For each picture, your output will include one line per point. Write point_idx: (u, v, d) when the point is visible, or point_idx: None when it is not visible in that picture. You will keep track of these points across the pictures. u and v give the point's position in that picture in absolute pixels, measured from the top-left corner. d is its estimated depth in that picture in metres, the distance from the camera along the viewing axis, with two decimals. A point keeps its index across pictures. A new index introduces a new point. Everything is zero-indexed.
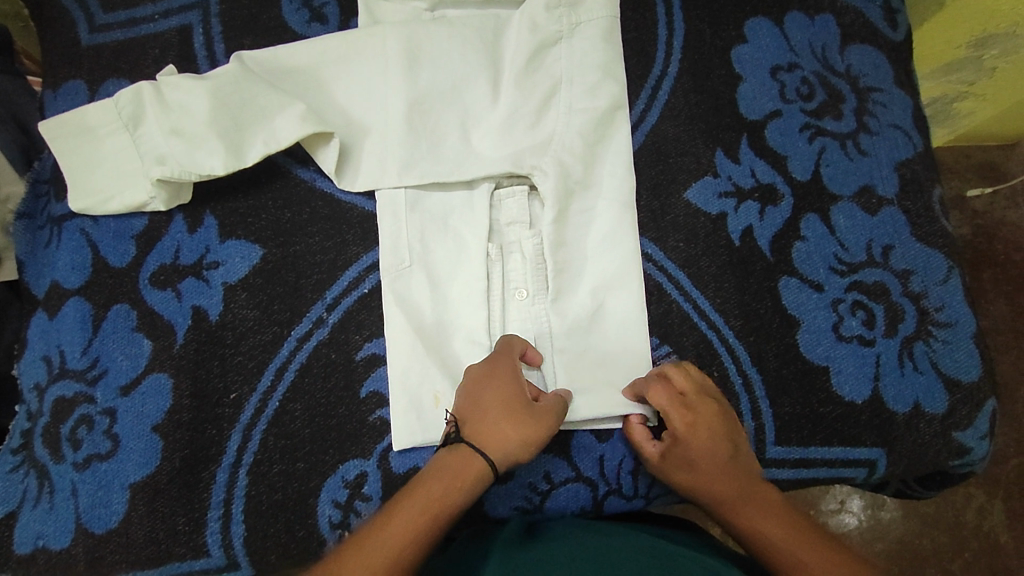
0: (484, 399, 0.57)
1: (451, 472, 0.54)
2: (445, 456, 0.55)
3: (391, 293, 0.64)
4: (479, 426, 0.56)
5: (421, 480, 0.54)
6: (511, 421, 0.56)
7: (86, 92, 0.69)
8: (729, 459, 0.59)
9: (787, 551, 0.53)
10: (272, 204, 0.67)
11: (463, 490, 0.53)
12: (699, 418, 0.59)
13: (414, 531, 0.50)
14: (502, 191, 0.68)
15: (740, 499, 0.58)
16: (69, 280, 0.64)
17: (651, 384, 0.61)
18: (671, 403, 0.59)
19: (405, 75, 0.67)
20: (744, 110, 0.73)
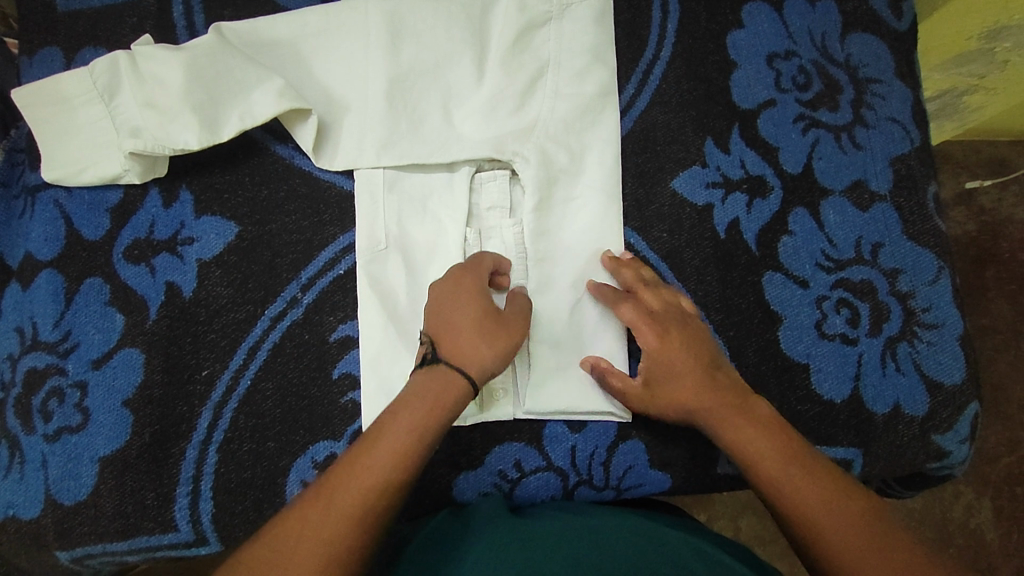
0: (455, 316, 0.56)
1: (433, 396, 0.52)
2: (421, 377, 0.54)
3: (365, 275, 0.63)
4: (454, 342, 0.55)
5: (381, 425, 0.51)
6: (484, 338, 0.55)
7: (62, 59, 0.68)
8: (710, 372, 0.58)
9: (775, 471, 0.52)
10: (249, 181, 0.66)
11: (446, 414, 0.52)
12: (672, 333, 0.59)
13: (372, 488, 0.48)
14: (484, 175, 0.67)
15: (732, 416, 0.56)
16: (42, 251, 0.64)
17: (617, 299, 0.62)
18: (640, 320, 0.60)
19: (387, 52, 0.65)
20: (737, 99, 0.71)
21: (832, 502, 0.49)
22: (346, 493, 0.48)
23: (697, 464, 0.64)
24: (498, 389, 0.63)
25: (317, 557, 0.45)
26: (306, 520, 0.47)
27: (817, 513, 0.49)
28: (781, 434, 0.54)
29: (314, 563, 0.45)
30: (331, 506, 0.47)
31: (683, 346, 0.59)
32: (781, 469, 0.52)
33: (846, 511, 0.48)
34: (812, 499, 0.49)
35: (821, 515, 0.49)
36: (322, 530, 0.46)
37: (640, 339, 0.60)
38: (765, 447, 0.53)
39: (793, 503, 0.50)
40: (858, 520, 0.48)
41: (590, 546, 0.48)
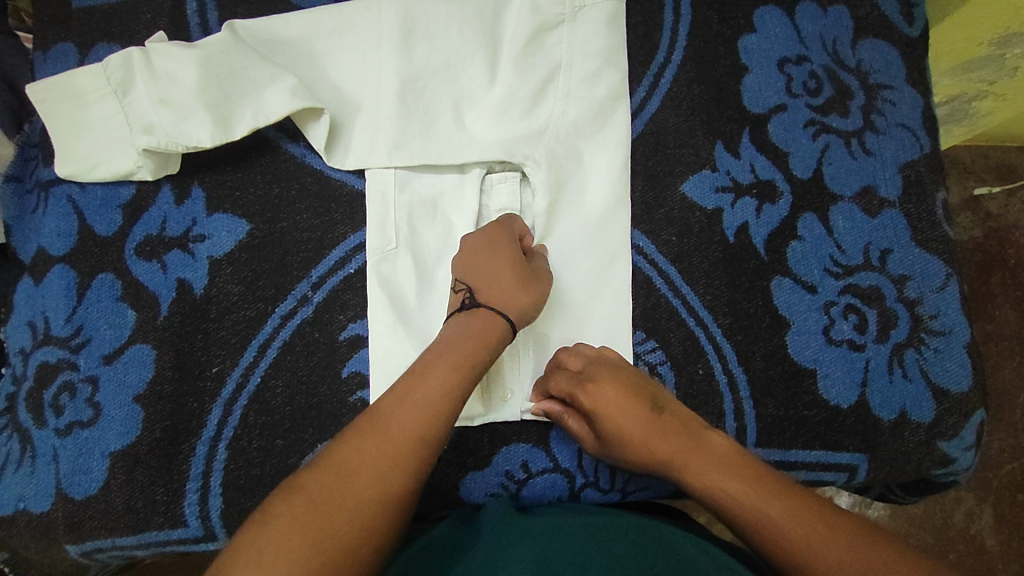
0: (486, 264, 0.59)
1: (478, 335, 0.56)
2: (465, 318, 0.57)
3: (375, 274, 0.63)
4: (490, 287, 0.58)
5: (415, 377, 0.53)
6: (517, 282, 0.59)
7: (76, 55, 0.69)
8: (651, 417, 0.57)
9: (741, 503, 0.51)
10: (260, 179, 0.66)
11: (488, 348, 0.56)
12: (596, 388, 0.58)
13: (411, 438, 0.50)
14: (496, 176, 0.67)
15: (685, 457, 0.55)
16: (54, 246, 0.64)
17: (551, 374, 0.61)
18: (573, 386, 0.59)
19: (399, 52, 0.66)
20: (747, 103, 0.71)
21: (823, 523, 0.49)
22: (383, 443, 0.49)
23: None
24: (506, 390, 0.64)
25: (355, 502, 0.46)
26: (340, 467, 0.48)
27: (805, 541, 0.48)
28: (749, 469, 0.54)
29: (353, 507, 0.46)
30: (368, 451, 0.48)
31: (616, 393, 0.58)
32: (759, 500, 0.51)
33: (840, 525, 0.49)
34: (786, 520, 0.49)
35: (809, 536, 0.48)
36: (359, 477, 0.47)
37: (578, 404, 0.59)
38: (732, 489, 0.52)
39: (777, 532, 0.49)
40: (847, 538, 0.48)
41: (592, 538, 0.50)
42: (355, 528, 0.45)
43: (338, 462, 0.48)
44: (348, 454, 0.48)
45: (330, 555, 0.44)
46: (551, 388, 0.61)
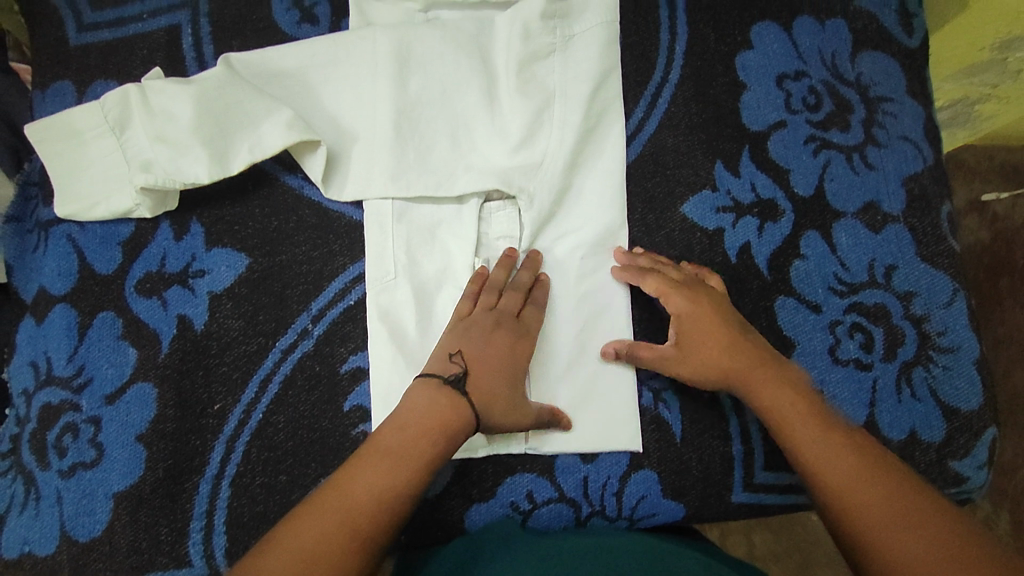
0: (496, 367, 0.58)
1: (435, 425, 0.54)
2: (445, 402, 0.54)
3: (374, 307, 0.63)
4: (484, 386, 0.56)
5: (374, 452, 0.52)
6: (512, 399, 0.58)
7: (74, 93, 0.68)
8: (735, 333, 0.59)
9: (795, 426, 0.54)
10: (258, 212, 0.66)
11: (445, 440, 0.54)
12: (699, 294, 0.61)
13: (376, 518, 0.50)
14: (495, 205, 0.67)
15: (757, 373, 0.58)
16: (54, 286, 0.64)
17: (646, 272, 0.63)
18: (667, 287, 0.62)
19: (397, 82, 0.66)
20: (746, 120, 0.71)
21: (859, 473, 0.50)
22: (351, 520, 0.49)
23: (710, 494, 0.62)
24: None
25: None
26: (304, 549, 0.47)
27: (839, 490, 0.50)
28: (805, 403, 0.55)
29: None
30: (333, 529, 0.48)
31: (710, 308, 0.61)
32: (806, 428, 0.54)
33: (874, 475, 0.50)
34: (832, 446, 0.52)
35: (846, 466, 0.51)
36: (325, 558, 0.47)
37: (669, 305, 0.62)
38: (789, 407, 0.55)
39: (818, 465, 0.51)
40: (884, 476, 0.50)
41: (596, 560, 0.49)
42: None
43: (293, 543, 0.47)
44: (309, 536, 0.48)
45: None
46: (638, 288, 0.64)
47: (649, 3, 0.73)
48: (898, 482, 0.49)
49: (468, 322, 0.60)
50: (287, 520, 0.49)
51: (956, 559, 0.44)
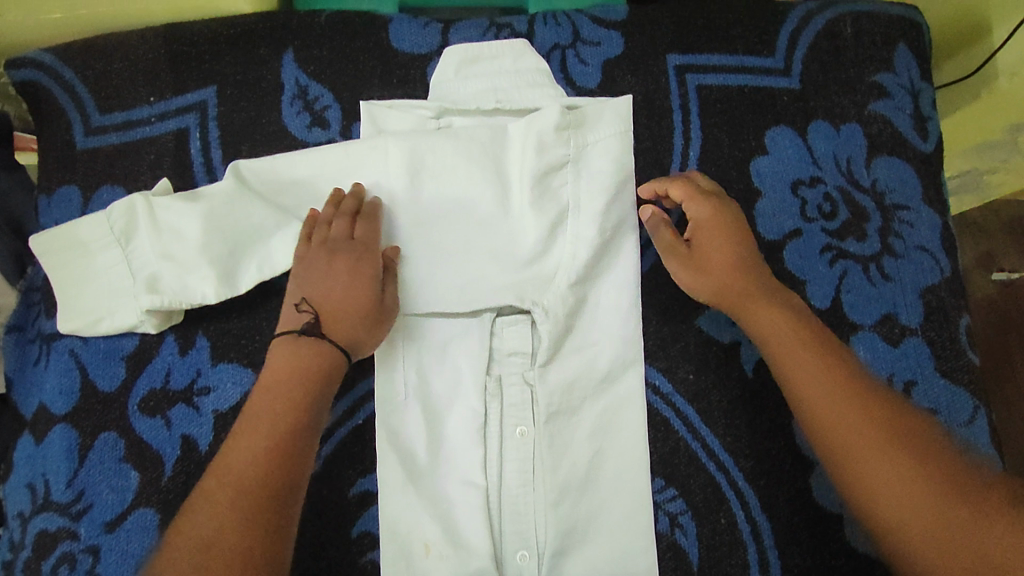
0: (349, 289, 0.60)
1: (303, 369, 0.57)
2: (306, 351, 0.57)
3: (384, 429, 0.62)
4: (339, 323, 0.59)
5: (251, 415, 0.55)
6: (372, 324, 0.60)
7: (79, 199, 0.67)
8: (745, 255, 0.63)
9: (779, 345, 0.58)
10: (266, 326, 0.65)
11: (309, 379, 0.56)
12: (724, 212, 0.64)
13: (270, 480, 0.52)
14: (506, 319, 0.66)
15: (751, 295, 0.61)
16: (55, 405, 0.62)
17: (675, 181, 0.65)
18: (690, 196, 0.64)
19: (403, 191, 0.65)
20: (761, 229, 0.70)
21: (849, 407, 0.53)
22: (243, 490, 0.52)
23: None
24: (521, 545, 0.61)
25: (230, 554, 0.49)
26: (213, 519, 0.51)
27: (828, 421, 0.53)
28: (794, 326, 0.59)
29: (231, 561, 0.49)
30: (226, 498, 0.51)
31: (728, 225, 0.63)
32: (788, 346, 0.58)
33: (870, 411, 0.52)
34: (809, 365, 0.56)
35: (819, 386, 0.54)
36: (225, 527, 0.50)
37: (690, 212, 0.64)
38: (777, 325, 0.59)
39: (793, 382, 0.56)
40: (854, 402, 0.53)
41: None
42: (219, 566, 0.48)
43: (199, 517, 0.51)
44: (218, 505, 0.51)
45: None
46: (664, 192, 0.66)
47: (664, 106, 0.72)
48: (888, 418, 0.52)
49: (311, 254, 0.61)
50: (197, 490, 0.53)
51: (908, 484, 0.48)
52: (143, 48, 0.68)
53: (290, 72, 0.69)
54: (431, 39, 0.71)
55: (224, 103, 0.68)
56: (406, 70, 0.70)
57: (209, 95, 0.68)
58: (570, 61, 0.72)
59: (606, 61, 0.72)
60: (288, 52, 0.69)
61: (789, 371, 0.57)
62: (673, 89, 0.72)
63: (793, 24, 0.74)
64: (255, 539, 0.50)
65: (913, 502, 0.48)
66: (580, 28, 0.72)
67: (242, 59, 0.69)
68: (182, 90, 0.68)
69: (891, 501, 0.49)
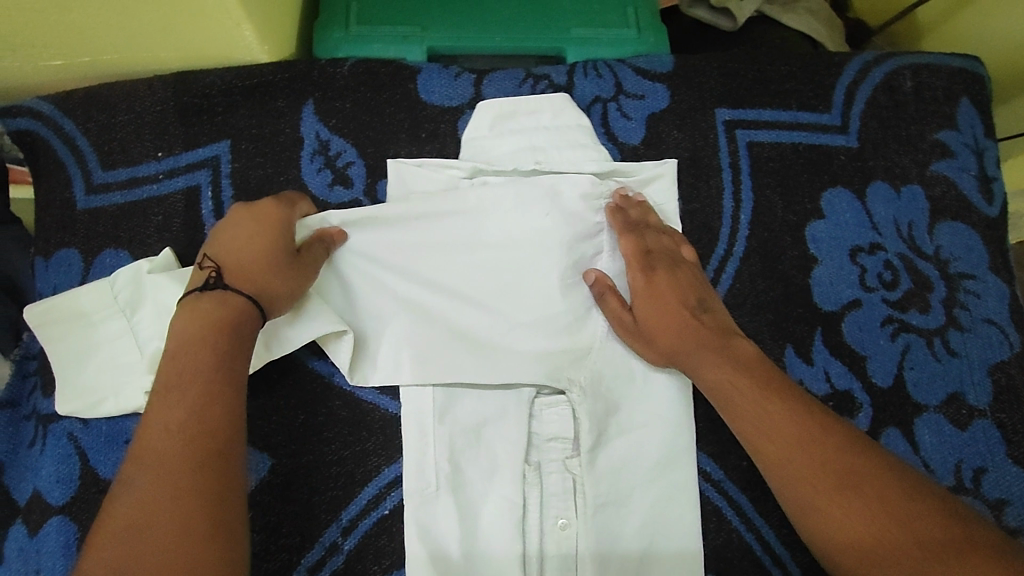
0: (258, 246, 0.53)
1: (215, 327, 0.49)
2: (212, 306, 0.50)
3: (413, 524, 0.56)
4: (245, 273, 0.52)
5: (174, 385, 0.47)
6: (291, 275, 0.54)
7: (81, 264, 0.61)
8: (692, 314, 0.56)
9: (731, 395, 0.52)
10: (285, 405, 0.59)
11: (226, 342, 0.49)
12: (658, 278, 0.58)
13: (206, 444, 0.45)
14: (546, 399, 0.60)
15: (699, 346, 0.55)
16: (51, 494, 0.56)
17: (622, 234, 0.61)
18: (635, 257, 0.60)
19: (436, 265, 0.61)
20: (818, 299, 0.65)
21: (794, 455, 0.48)
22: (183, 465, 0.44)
23: None
24: None
25: (171, 553, 0.41)
26: (144, 516, 0.42)
27: (790, 482, 0.47)
28: (750, 370, 0.53)
29: (173, 561, 0.41)
30: (158, 484, 0.43)
31: (669, 281, 0.58)
32: (742, 395, 0.52)
33: (794, 444, 0.48)
34: (765, 414, 0.50)
35: (776, 435, 0.49)
36: (162, 519, 0.42)
37: (631, 275, 0.59)
38: (720, 376, 0.53)
39: (753, 437, 0.50)
40: (813, 449, 0.47)
41: None
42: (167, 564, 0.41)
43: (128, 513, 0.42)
44: (149, 500, 0.43)
45: None
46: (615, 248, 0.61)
47: (711, 165, 0.67)
48: (840, 465, 0.46)
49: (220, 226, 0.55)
50: (118, 488, 0.44)
51: (883, 533, 0.43)
52: (151, 98, 0.63)
53: (310, 126, 0.64)
54: (463, 91, 0.65)
55: (239, 159, 0.63)
56: (435, 123, 0.65)
57: (222, 149, 0.63)
58: (612, 114, 0.66)
59: (651, 115, 0.67)
60: (308, 103, 0.64)
61: (748, 431, 0.51)
62: (723, 146, 0.67)
63: (849, 76, 0.69)
64: (203, 521, 0.43)
65: (888, 553, 0.42)
66: (623, 79, 0.67)
67: (258, 111, 0.64)
68: (192, 145, 0.63)
69: (849, 548, 0.44)
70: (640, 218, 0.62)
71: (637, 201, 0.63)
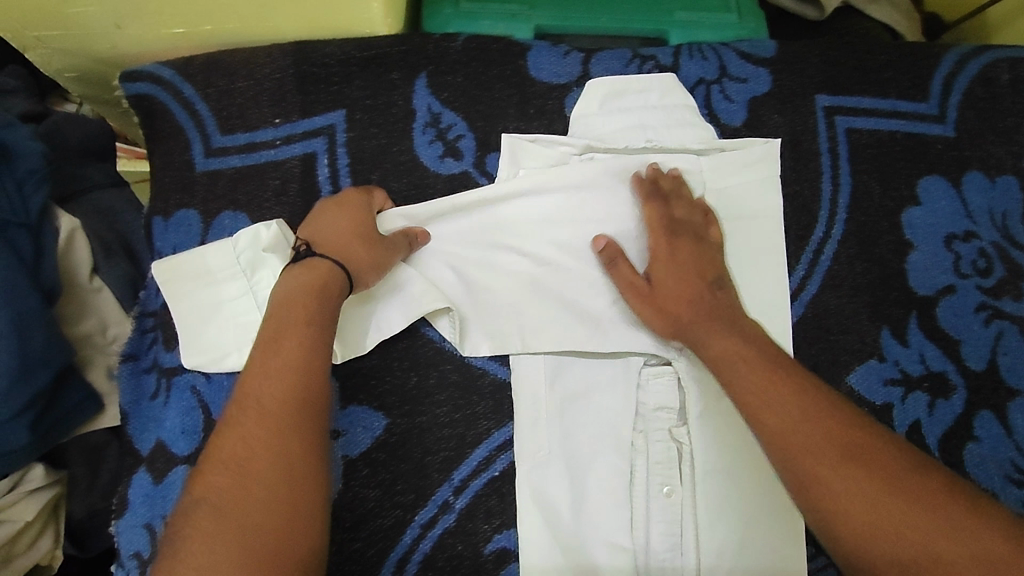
0: (344, 229, 0.57)
1: (307, 287, 0.53)
2: (300, 272, 0.53)
3: (527, 484, 0.59)
4: (334, 246, 0.56)
5: (274, 337, 0.51)
6: (372, 249, 0.57)
7: (199, 224, 0.63)
8: (712, 291, 0.58)
9: (731, 368, 0.54)
10: (397, 366, 0.61)
11: (322, 299, 0.52)
12: (682, 249, 0.60)
13: (300, 392, 0.48)
14: (653, 369, 0.61)
15: (709, 318, 0.57)
16: (177, 444, 0.58)
17: (648, 200, 0.62)
18: (655, 226, 0.61)
19: (528, 225, 0.63)
20: (913, 283, 0.66)
21: (805, 425, 0.50)
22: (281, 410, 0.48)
23: None
24: None
25: (266, 492, 0.45)
26: (246, 455, 0.46)
27: (796, 454, 0.49)
28: (753, 347, 0.55)
29: (268, 498, 0.45)
30: (257, 426, 0.47)
31: (676, 255, 0.60)
32: (745, 371, 0.53)
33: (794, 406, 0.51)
34: (763, 386, 0.52)
35: (777, 412, 0.51)
36: (260, 459, 0.46)
37: (651, 244, 0.61)
38: (721, 349, 0.55)
39: (755, 408, 0.52)
40: (819, 422, 0.49)
41: None
42: (264, 502, 0.45)
43: (236, 451, 0.46)
44: (249, 441, 0.46)
45: (259, 535, 0.43)
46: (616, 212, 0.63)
47: (811, 149, 0.68)
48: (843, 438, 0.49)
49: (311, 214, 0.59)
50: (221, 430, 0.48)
51: (881, 502, 0.46)
52: (270, 66, 0.64)
53: (423, 98, 0.65)
54: (571, 69, 0.67)
55: (354, 128, 0.64)
56: (543, 100, 0.66)
57: (338, 118, 0.64)
58: (715, 96, 0.68)
59: (752, 99, 0.68)
60: (421, 77, 0.65)
61: (746, 402, 0.52)
62: (822, 131, 0.68)
63: (947, 67, 0.70)
64: (302, 469, 0.46)
65: (883, 518, 0.45)
66: (727, 62, 0.68)
67: (372, 82, 0.65)
68: (308, 112, 0.64)
69: (847, 519, 0.46)
70: (672, 188, 0.63)
71: (674, 172, 0.63)
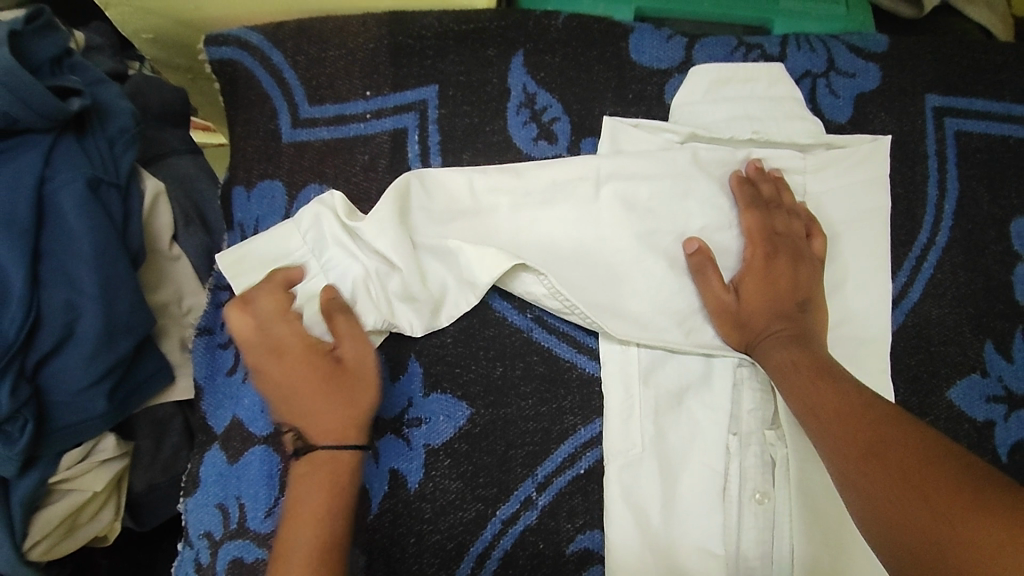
0: (298, 369, 0.51)
1: (328, 470, 0.50)
2: (309, 487, 0.49)
3: (616, 483, 0.56)
4: (325, 430, 0.50)
5: (305, 494, 0.49)
6: (331, 383, 0.51)
7: (283, 197, 0.61)
8: (796, 306, 0.57)
9: (795, 381, 0.53)
10: (483, 355, 0.58)
11: (342, 470, 0.50)
12: (778, 262, 0.58)
13: (333, 533, 0.48)
14: (750, 368, 0.59)
15: (787, 336, 0.56)
16: (255, 423, 0.56)
17: (747, 207, 0.60)
18: (754, 233, 0.59)
19: (616, 220, 0.59)
20: (1020, 297, 0.63)
21: (852, 439, 0.48)
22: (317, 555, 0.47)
23: None
24: None
25: None
26: None
27: (844, 471, 0.48)
28: (813, 360, 0.54)
29: None
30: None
31: (766, 266, 0.58)
32: (802, 385, 0.53)
33: (851, 420, 0.49)
34: (820, 401, 0.52)
35: (829, 428, 0.50)
36: None
37: (747, 254, 0.59)
38: (780, 361, 0.55)
39: (811, 422, 0.52)
40: (875, 432, 0.48)
41: None
42: None
43: None
44: None
45: None
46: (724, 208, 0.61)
47: (918, 151, 0.65)
48: (897, 448, 0.46)
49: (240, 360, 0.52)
50: None
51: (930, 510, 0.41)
52: (363, 36, 0.62)
53: (518, 77, 0.63)
54: (673, 54, 0.64)
55: (446, 104, 0.62)
56: (643, 85, 0.63)
57: (430, 94, 0.62)
58: (821, 90, 0.65)
59: (860, 95, 0.65)
60: (518, 55, 0.63)
61: (802, 414, 0.52)
62: (931, 133, 0.65)
63: None
64: None
65: (928, 525, 0.41)
66: (836, 56, 0.65)
67: (467, 58, 0.62)
68: (399, 86, 0.62)
69: (889, 526, 0.43)
70: (772, 195, 0.61)
71: (772, 177, 0.61)
